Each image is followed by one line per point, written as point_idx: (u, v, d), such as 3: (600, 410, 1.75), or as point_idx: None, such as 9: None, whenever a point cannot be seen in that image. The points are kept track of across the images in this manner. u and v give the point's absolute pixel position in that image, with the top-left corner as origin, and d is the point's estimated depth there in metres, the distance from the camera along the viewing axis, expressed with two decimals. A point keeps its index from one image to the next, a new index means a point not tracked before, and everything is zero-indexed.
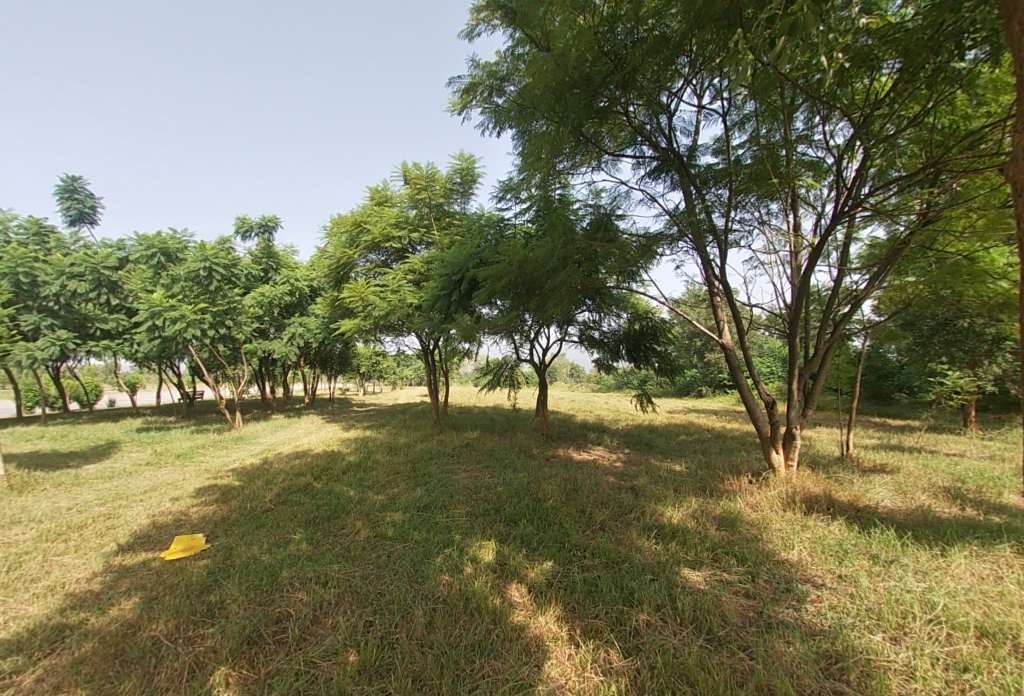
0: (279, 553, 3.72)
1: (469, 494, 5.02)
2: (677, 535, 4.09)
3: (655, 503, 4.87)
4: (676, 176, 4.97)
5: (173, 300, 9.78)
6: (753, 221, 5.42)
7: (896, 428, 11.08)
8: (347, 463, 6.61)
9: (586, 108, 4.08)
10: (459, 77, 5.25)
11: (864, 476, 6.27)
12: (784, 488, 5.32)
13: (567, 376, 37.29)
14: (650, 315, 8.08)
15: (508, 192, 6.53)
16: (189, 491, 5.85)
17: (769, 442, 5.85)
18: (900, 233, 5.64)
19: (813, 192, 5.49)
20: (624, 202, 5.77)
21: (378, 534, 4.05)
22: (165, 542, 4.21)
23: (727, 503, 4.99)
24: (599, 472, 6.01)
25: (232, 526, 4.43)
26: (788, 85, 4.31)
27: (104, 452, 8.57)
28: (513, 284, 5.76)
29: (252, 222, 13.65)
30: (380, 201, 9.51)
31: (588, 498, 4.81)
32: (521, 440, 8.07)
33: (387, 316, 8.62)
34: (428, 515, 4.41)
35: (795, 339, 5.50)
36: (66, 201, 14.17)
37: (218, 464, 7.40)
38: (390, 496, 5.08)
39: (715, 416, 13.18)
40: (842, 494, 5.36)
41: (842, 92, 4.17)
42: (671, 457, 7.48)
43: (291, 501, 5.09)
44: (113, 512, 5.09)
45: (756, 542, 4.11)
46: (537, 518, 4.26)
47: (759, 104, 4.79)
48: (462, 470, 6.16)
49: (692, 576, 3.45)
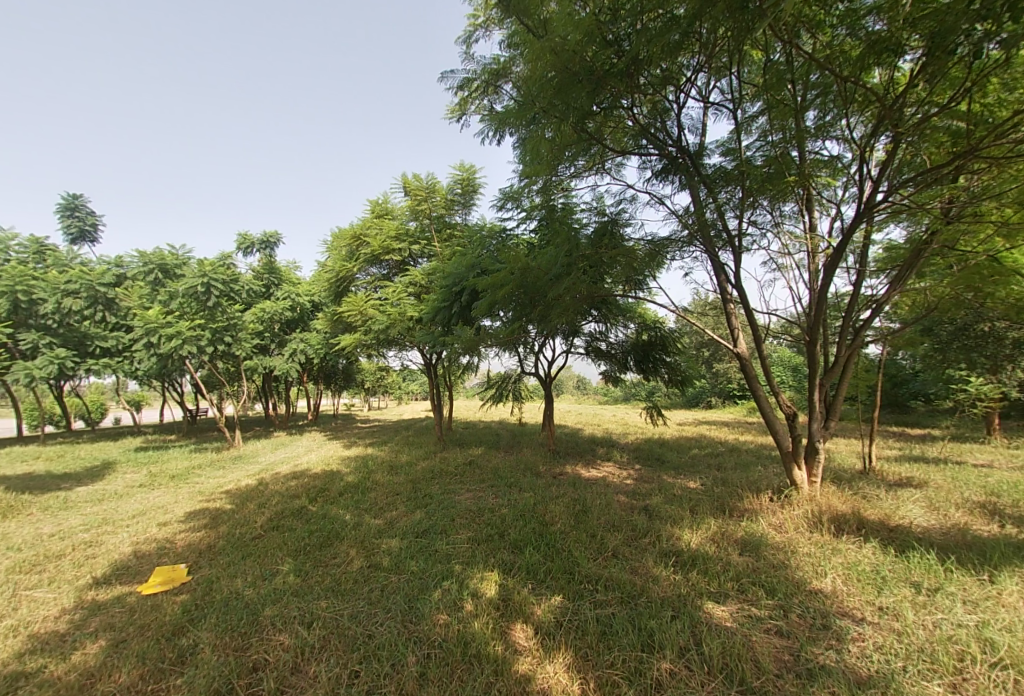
0: (264, 587, 3.42)
1: (471, 517, 4.70)
2: (698, 563, 3.74)
3: (671, 525, 4.52)
4: (684, 176, 4.75)
5: (171, 316, 9.62)
6: (767, 222, 5.15)
7: (917, 438, 10.62)
8: (345, 484, 6.30)
9: (589, 101, 3.86)
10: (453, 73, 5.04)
11: (892, 491, 5.88)
12: (810, 506, 4.94)
13: (573, 388, 36.90)
14: (658, 326, 7.78)
15: (509, 201, 6.32)
16: (178, 515, 5.55)
17: (790, 457, 5.48)
18: (920, 233, 5.36)
19: (829, 192, 5.23)
20: (629, 206, 5.54)
21: (372, 565, 3.74)
22: (144, 574, 3.91)
23: (749, 524, 4.63)
24: (610, 491, 5.68)
25: (217, 556, 4.13)
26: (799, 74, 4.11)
27: (97, 474, 8.31)
28: (515, 294, 5.50)
29: (253, 239, 13.60)
30: (380, 214, 9.37)
31: (599, 521, 4.47)
32: (528, 457, 7.71)
33: (388, 330, 8.39)
34: (426, 542, 4.10)
35: (816, 347, 5.18)
36: (68, 220, 14.23)
37: (212, 486, 7.12)
38: (387, 521, 4.77)
39: (727, 428, 12.76)
40: (871, 512, 4.97)
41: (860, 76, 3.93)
42: (685, 473, 7.10)
43: (282, 526, 4.78)
44: (95, 540, 4.81)
45: (784, 569, 3.75)
46: (544, 545, 3.92)
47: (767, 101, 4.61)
48: (465, 491, 5.84)
49: (717, 612, 3.11)
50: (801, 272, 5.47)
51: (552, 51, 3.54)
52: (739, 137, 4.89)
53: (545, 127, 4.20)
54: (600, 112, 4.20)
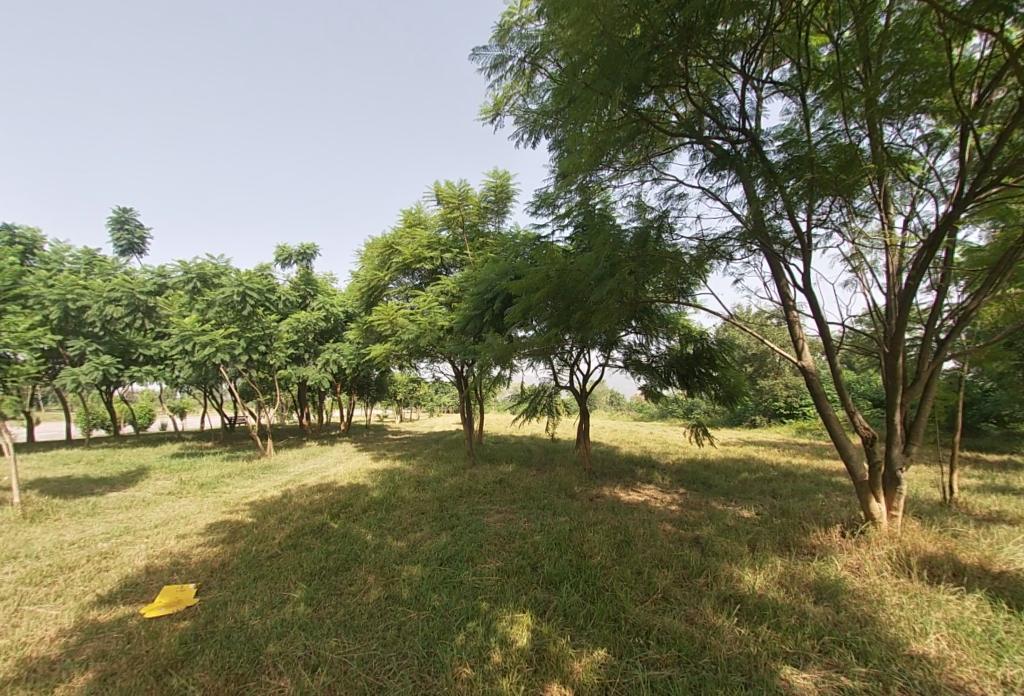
0: (270, 617, 3.14)
1: (501, 544, 4.28)
2: (766, 614, 3.15)
3: (728, 563, 3.94)
4: (739, 169, 4.30)
5: (206, 325, 9.76)
6: (836, 220, 4.57)
7: (1000, 464, 9.41)
8: (369, 500, 5.99)
9: (632, 85, 3.55)
10: (483, 51, 4.60)
11: (987, 527, 5.03)
12: (893, 545, 4.20)
13: (605, 404, 36.04)
14: (704, 337, 7.19)
15: (543, 206, 5.98)
16: (198, 527, 5.39)
17: (866, 487, 4.70)
18: (1014, 229, 4.64)
19: (907, 186, 4.62)
20: (674, 206, 5.09)
21: (390, 596, 3.36)
22: (151, 594, 3.73)
23: (821, 565, 3.97)
24: (653, 518, 5.13)
25: (228, 576, 3.89)
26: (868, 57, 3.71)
27: (131, 480, 8.40)
28: (550, 301, 5.11)
29: (291, 251, 13.86)
30: (413, 223, 9.23)
31: (643, 555, 3.96)
32: (562, 477, 7.18)
33: (418, 340, 8.15)
34: (451, 571, 3.71)
35: (896, 360, 4.49)
36: (119, 234, 14.99)
37: (238, 496, 6.99)
38: (410, 543, 4.41)
39: (777, 450, 11.80)
40: (970, 553, 4.18)
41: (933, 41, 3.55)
42: (736, 500, 6.40)
43: (300, 544, 4.49)
44: (113, 551, 4.70)
45: (872, 622, 3.11)
46: (583, 582, 3.44)
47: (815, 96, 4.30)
48: (494, 513, 5.42)
49: (798, 682, 2.53)
50: (875, 277, 4.83)
51: (593, 26, 3.26)
52: (801, 125, 4.43)
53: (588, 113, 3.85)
54: (652, 87, 3.83)
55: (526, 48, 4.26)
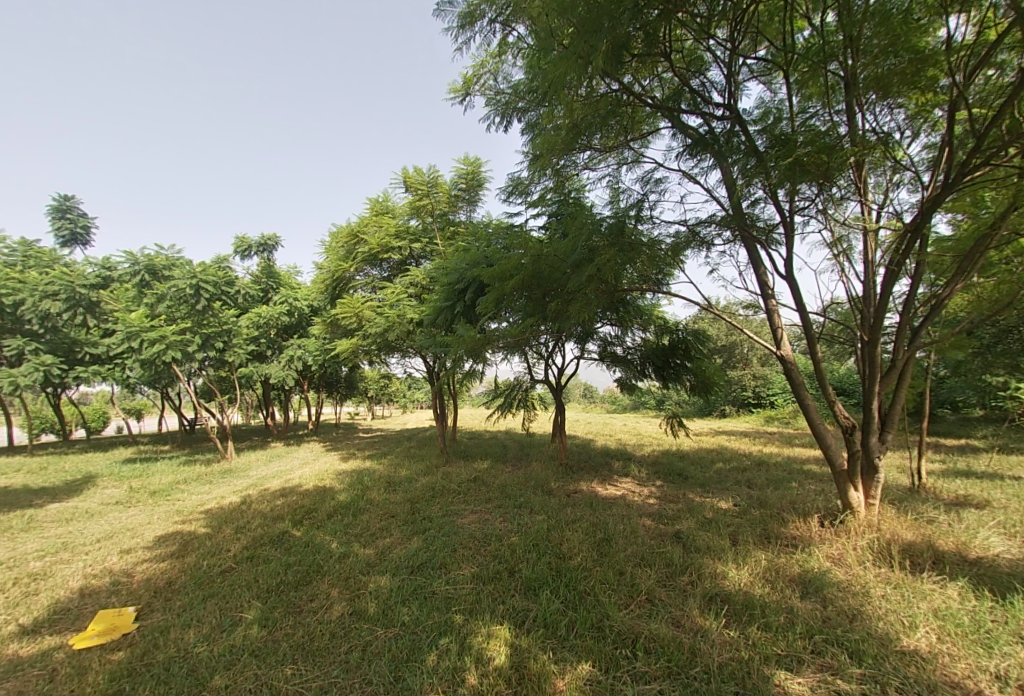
0: (219, 643, 2.81)
1: (477, 547, 4.04)
2: (755, 614, 3.01)
3: (711, 558, 3.82)
4: (719, 152, 4.16)
5: (157, 320, 9.08)
6: (811, 209, 4.50)
7: (958, 449, 9.76)
8: (334, 504, 5.62)
9: (612, 54, 3.30)
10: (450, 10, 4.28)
11: (957, 512, 5.11)
12: (873, 534, 4.18)
13: (579, 396, 36.27)
14: (678, 329, 7.13)
15: (515, 192, 5.71)
16: (146, 541, 4.91)
17: (844, 476, 4.67)
18: (983, 217, 4.67)
19: (883, 173, 4.58)
20: (650, 194, 4.92)
21: (355, 612, 3.08)
22: (83, 620, 3.31)
23: (804, 557, 3.90)
24: (632, 513, 4.99)
25: (174, 596, 3.50)
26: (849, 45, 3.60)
27: (75, 490, 7.73)
28: (525, 289, 4.86)
29: (251, 241, 13.14)
30: (380, 211, 8.78)
31: (625, 553, 3.80)
32: (538, 473, 7.00)
33: (386, 334, 7.75)
34: (423, 580, 3.45)
35: (875, 348, 4.44)
36: (59, 222, 13.87)
37: (193, 504, 6.48)
38: (379, 550, 4.13)
39: (748, 439, 11.99)
40: (946, 539, 4.20)
41: (917, 21, 3.44)
42: (714, 491, 6.36)
43: (258, 556, 4.13)
44: (43, 571, 4.21)
45: (861, 617, 3.03)
46: (564, 587, 3.24)
47: (796, 79, 4.21)
48: (468, 513, 5.17)
49: (793, 688, 2.41)
50: (851, 267, 4.78)
51: None
52: (780, 110, 4.34)
53: (569, 83, 3.61)
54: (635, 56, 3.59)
55: (498, 8, 3.90)
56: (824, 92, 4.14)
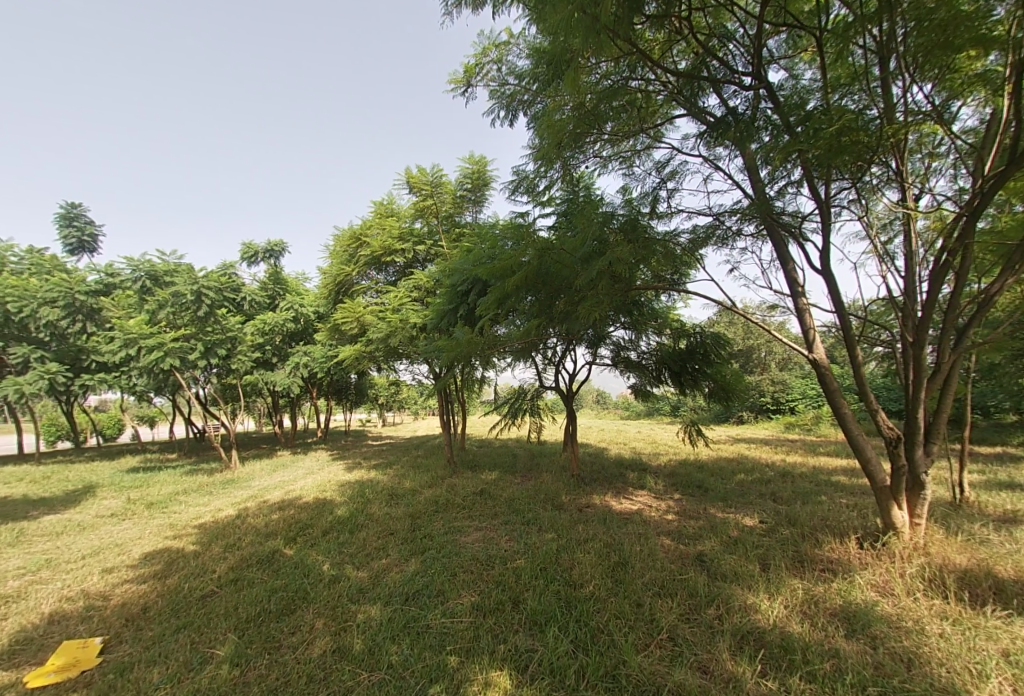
0: (183, 688, 2.50)
1: (479, 571, 3.68)
2: (796, 661, 2.60)
3: (739, 586, 3.41)
4: (740, 137, 3.81)
5: (159, 327, 8.94)
6: (844, 198, 4.11)
7: (996, 457, 9.15)
8: (331, 519, 5.31)
9: (625, 20, 2.94)
10: None
11: (1010, 530, 4.61)
12: (924, 559, 3.71)
13: (592, 402, 35.84)
14: (696, 331, 6.69)
15: (521, 188, 5.39)
16: (131, 558, 4.65)
17: (887, 493, 4.18)
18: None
19: (924, 158, 4.14)
20: (667, 185, 4.57)
21: (339, 650, 2.74)
22: (44, 653, 3.02)
23: (846, 585, 3.46)
24: (649, 532, 4.58)
25: (147, 625, 3.21)
26: (889, 15, 3.17)
27: (74, 501, 7.54)
28: (528, 287, 4.49)
29: (257, 248, 13.04)
30: (384, 213, 8.53)
31: (642, 580, 3.41)
32: (548, 485, 6.63)
33: (388, 339, 7.48)
34: (416, 611, 3.09)
35: (921, 350, 3.98)
36: (68, 231, 14.00)
37: (189, 517, 6.23)
38: (372, 573, 3.78)
39: (769, 448, 11.44)
40: (1006, 563, 3.72)
41: None
42: (736, 505, 5.91)
43: (243, 578, 3.83)
44: (18, 591, 3.97)
45: (920, 663, 2.60)
46: (574, 623, 2.86)
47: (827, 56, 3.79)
48: (470, 531, 4.80)
49: None
50: (888, 262, 4.35)
51: None
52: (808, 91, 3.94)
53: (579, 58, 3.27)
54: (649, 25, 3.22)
55: None
56: (857, 70, 3.74)
